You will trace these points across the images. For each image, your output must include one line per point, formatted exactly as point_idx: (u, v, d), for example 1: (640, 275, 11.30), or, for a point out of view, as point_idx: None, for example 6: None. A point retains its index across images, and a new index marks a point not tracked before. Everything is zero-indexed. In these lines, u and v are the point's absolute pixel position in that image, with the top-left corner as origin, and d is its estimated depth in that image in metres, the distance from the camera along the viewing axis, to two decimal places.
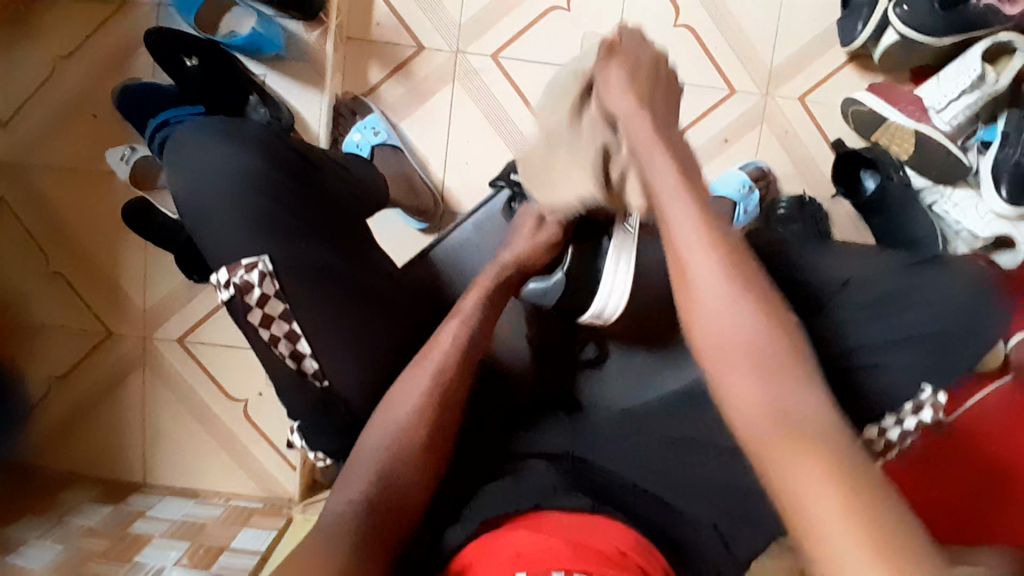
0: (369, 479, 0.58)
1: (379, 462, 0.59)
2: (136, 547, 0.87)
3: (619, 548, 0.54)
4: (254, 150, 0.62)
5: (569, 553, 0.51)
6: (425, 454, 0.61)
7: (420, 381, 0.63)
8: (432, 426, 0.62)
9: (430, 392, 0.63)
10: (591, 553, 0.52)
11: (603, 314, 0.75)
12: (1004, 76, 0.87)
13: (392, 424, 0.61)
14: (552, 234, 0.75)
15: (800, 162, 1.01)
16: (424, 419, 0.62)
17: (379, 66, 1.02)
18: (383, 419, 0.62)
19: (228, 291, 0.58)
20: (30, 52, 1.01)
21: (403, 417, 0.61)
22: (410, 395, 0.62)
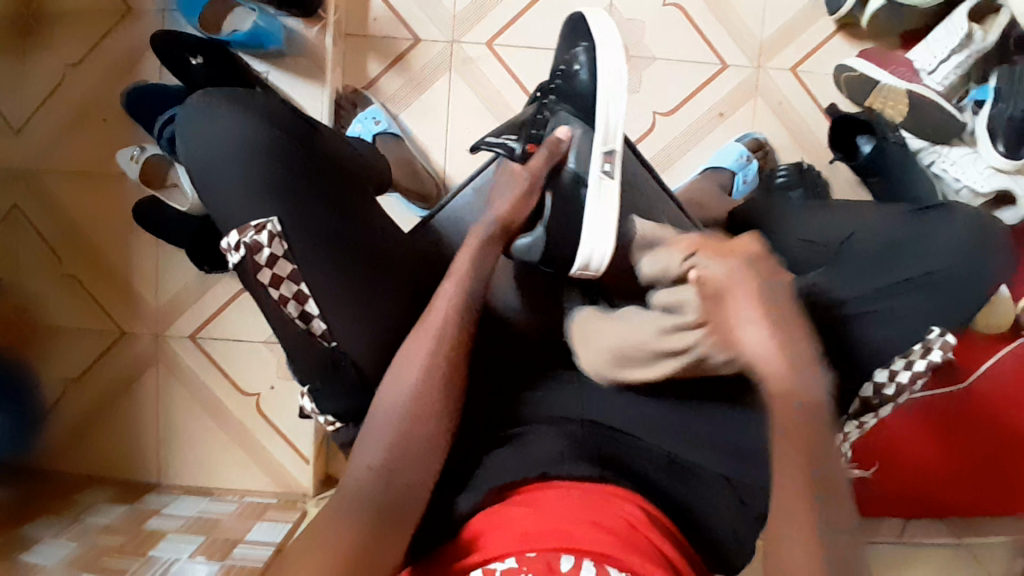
0: (387, 444, 0.59)
1: (389, 427, 0.60)
2: (151, 541, 0.87)
3: (627, 521, 0.55)
4: (261, 117, 0.64)
5: (583, 530, 0.52)
6: (435, 418, 0.61)
7: (424, 344, 0.63)
8: (440, 391, 0.62)
9: (433, 356, 0.63)
10: (603, 531, 0.52)
11: (591, 264, 0.74)
12: (992, 33, 0.88)
13: (401, 388, 0.61)
14: (523, 187, 0.74)
15: (796, 131, 1.02)
16: (432, 381, 0.62)
17: (377, 59, 1.04)
18: (393, 384, 0.62)
19: (239, 253, 0.61)
20: (41, 61, 1.04)
21: (410, 381, 0.61)
22: (417, 358, 0.62)
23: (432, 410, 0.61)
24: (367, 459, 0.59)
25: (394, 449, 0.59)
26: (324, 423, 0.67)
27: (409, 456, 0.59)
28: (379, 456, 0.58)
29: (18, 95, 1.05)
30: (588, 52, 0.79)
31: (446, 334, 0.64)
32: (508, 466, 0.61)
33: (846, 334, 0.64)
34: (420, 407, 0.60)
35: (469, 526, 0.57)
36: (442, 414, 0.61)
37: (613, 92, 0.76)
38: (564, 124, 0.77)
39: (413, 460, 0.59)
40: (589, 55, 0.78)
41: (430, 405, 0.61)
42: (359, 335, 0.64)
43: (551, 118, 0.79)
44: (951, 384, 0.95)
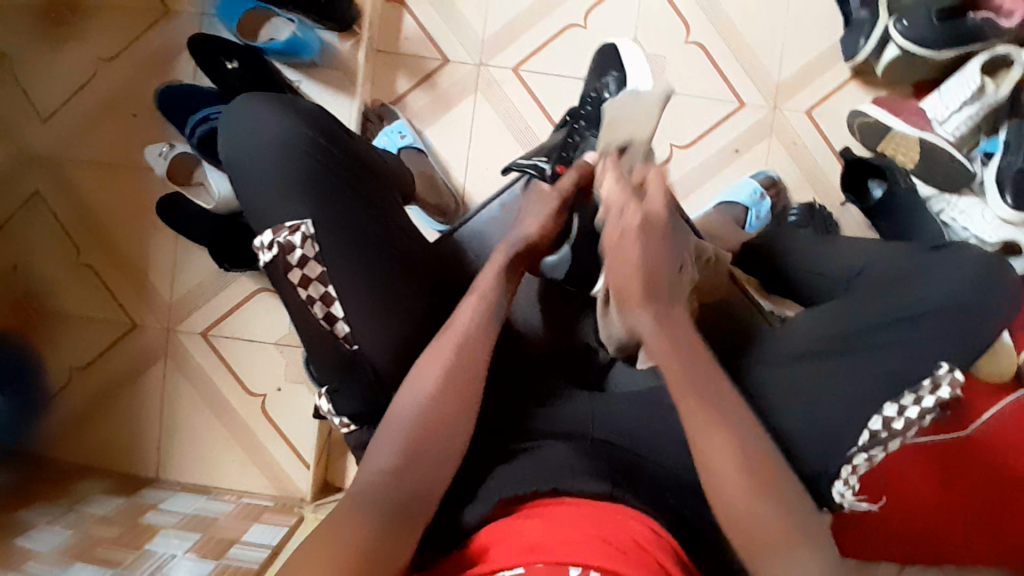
0: (402, 448, 0.59)
1: (407, 428, 0.60)
2: (147, 535, 0.87)
3: (635, 542, 0.54)
4: (300, 120, 0.67)
5: (591, 545, 0.51)
6: (450, 428, 0.61)
7: (446, 351, 0.64)
8: (459, 399, 0.62)
9: (454, 362, 0.63)
10: (608, 545, 0.52)
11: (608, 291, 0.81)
12: (1004, 87, 0.91)
13: (419, 391, 0.62)
14: (552, 208, 0.77)
15: (809, 172, 1.05)
16: (450, 387, 0.62)
17: (406, 76, 1.08)
18: (413, 387, 0.63)
19: (271, 252, 0.63)
20: (79, 56, 1.07)
21: (427, 387, 0.62)
22: (437, 362, 0.63)
23: (450, 415, 0.61)
24: (381, 459, 0.59)
25: (409, 450, 0.59)
26: (339, 426, 0.67)
27: (423, 458, 0.59)
28: (392, 457, 0.59)
29: (52, 85, 1.08)
30: (617, 82, 0.88)
31: (467, 342, 0.65)
32: (521, 476, 0.62)
33: (854, 367, 0.69)
34: (441, 411, 0.61)
35: (475, 539, 0.57)
36: (457, 420, 0.62)
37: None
38: (591, 146, 0.85)
39: (426, 465, 0.59)
40: (618, 84, 0.88)
41: (448, 409, 0.61)
42: (380, 338, 0.65)
43: (583, 139, 0.87)
44: (953, 431, 0.97)
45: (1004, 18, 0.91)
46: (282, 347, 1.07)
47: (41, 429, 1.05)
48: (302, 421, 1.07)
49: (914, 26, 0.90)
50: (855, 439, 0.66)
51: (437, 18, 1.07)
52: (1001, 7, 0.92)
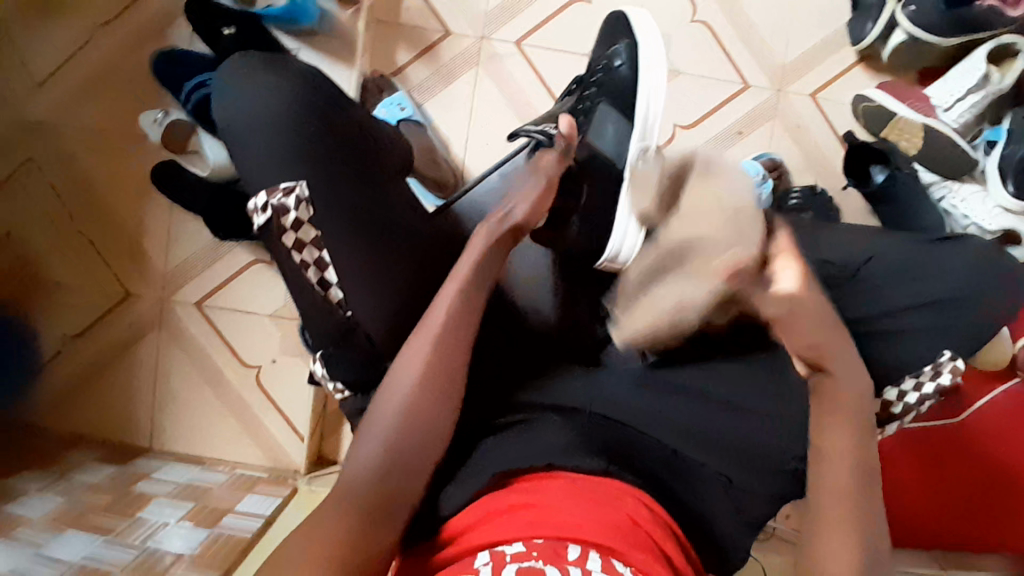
0: (378, 448, 0.58)
1: (386, 427, 0.58)
2: (139, 503, 0.87)
3: (631, 518, 0.55)
4: (291, 80, 0.66)
5: (592, 526, 0.52)
6: (428, 426, 0.59)
7: (423, 347, 0.62)
8: (436, 395, 0.60)
9: (433, 357, 0.61)
10: (607, 526, 0.52)
11: (618, 258, 0.79)
12: (1009, 76, 0.91)
13: (398, 390, 0.60)
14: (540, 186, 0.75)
15: (812, 156, 1.04)
16: (428, 383, 0.60)
17: (406, 48, 1.06)
18: (400, 370, 0.61)
19: (265, 215, 0.62)
20: (72, 18, 1.05)
21: (406, 389, 0.60)
22: (415, 360, 0.61)
23: (428, 408, 0.60)
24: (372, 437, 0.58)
25: (403, 423, 0.58)
26: (334, 391, 0.67)
27: (415, 427, 0.59)
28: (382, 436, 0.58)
29: (45, 49, 1.06)
30: (630, 49, 0.83)
31: (450, 329, 0.63)
32: (514, 453, 0.61)
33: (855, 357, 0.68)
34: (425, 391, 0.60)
35: (457, 523, 0.57)
36: (437, 412, 0.60)
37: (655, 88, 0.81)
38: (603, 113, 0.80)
39: (421, 438, 0.59)
40: (631, 52, 0.83)
41: (428, 405, 0.60)
42: (372, 305, 0.66)
43: (592, 109, 0.81)
44: (939, 418, 0.98)
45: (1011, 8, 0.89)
46: (277, 319, 1.06)
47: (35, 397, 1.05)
48: (296, 394, 1.07)
49: (922, 10, 0.90)
50: None
51: None
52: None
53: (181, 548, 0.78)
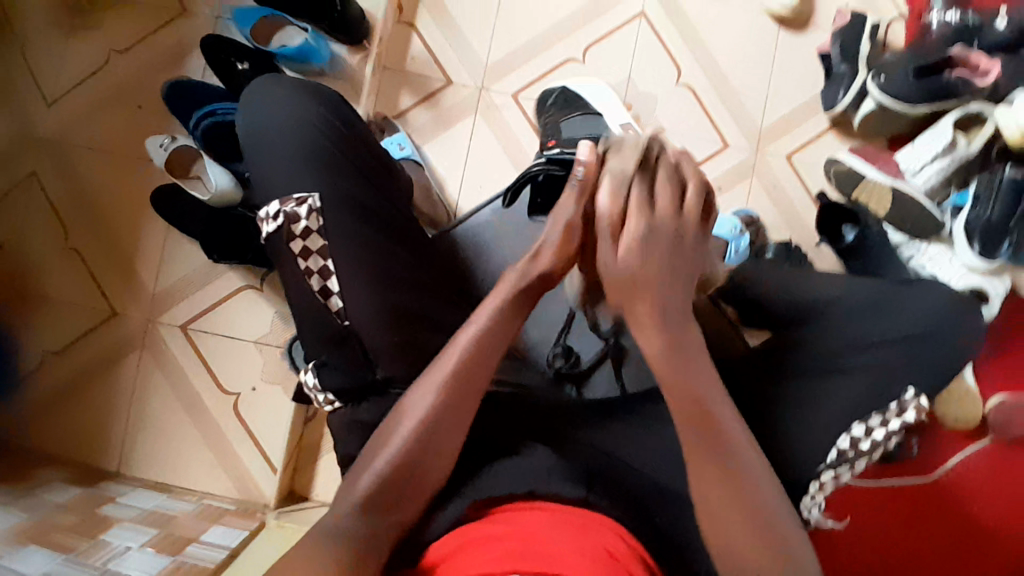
0: (387, 462, 0.57)
1: (398, 443, 0.57)
2: (102, 526, 0.83)
3: (609, 552, 0.52)
4: (311, 95, 0.75)
5: (569, 556, 0.49)
6: (441, 444, 0.58)
7: (447, 368, 0.59)
8: (454, 416, 0.59)
9: (455, 376, 0.59)
10: (585, 556, 0.50)
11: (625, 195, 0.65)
12: (976, 142, 0.96)
13: (417, 409, 0.58)
14: (560, 232, 0.60)
15: (787, 213, 1.09)
16: (448, 404, 0.58)
17: (409, 94, 1.12)
18: (421, 387, 0.59)
19: (276, 222, 0.68)
20: (90, 45, 1.10)
21: (423, 411, 0.58)
22: (435, 380, 0.59)
23: (445, 427, 0.58)
24: (389, 446, 0.58)
25: (414, 439, 0.57)
26: (324, 403, 0.69)
27: (436, 433, 0.58)
28: (400, 445, 0.57)
29: (60, 72, 1.10)
30: (560, 92, 1.03)
31: (476, 351, 0.59)
32: (498, 480, 0.62)
33: (833, 392, 0.72)
34: (443, 405, 0.58)
35: (459, 533, 0.56)
36: (453, 433, 0.59)
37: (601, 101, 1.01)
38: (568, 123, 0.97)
39: (438, 444, 0.58)
40: (562, 93, 1.03)
41: (445, 425, 0.58)
42: (369, 315, 0.68)
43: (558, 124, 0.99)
44: (915, 475, 0.99)
45: (979, 78, 0.96)
46: (261, 346, 1.06)
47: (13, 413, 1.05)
48: (273, 424, 1.05)
49: (890, 80, 0.99)
50: (825, 456, 0.70)
51: (443, 41, 1.12)
52: (977, 66, 0.96)
53: (137, 573, 0.73)
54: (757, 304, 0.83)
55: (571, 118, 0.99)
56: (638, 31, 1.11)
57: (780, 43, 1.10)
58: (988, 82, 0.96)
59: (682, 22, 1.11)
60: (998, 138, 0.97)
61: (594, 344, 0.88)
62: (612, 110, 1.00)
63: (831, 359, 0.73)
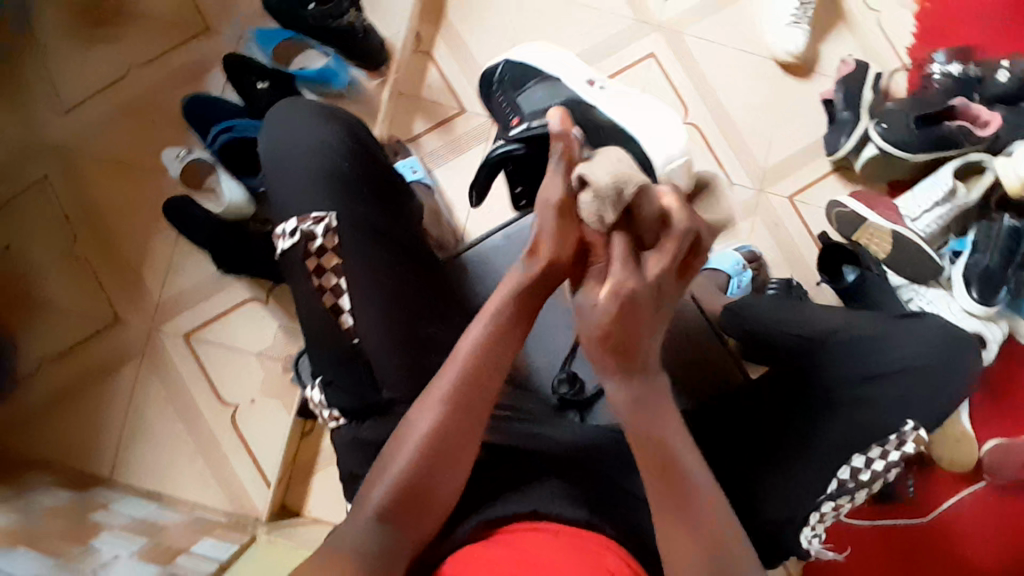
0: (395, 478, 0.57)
1: (404, 458, 0.58)
2: (93, 533, 0.82)
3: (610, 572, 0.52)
4: (333, 119, 0.77)
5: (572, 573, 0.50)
6: (448, 459, 0.58)
7: (449, 382, 0.59)
8: (461, 432, 0.58)
9: (457, 390, 0.59)
10: None
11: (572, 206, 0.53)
12: (974, 191, 1.00)
13: (422, 424, 0.58)
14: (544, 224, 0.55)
15: (788, 252, 1.11)
16: (454, 420, 0.58)
17: (423, 119, 1.15)
18: (427, 399, 0.59)
19: (294, 238, 0.70)
20: (114, 57, 1.13)
21: (427, 426, 0.58)
22: (439, 394, 0.59)
23: (453, 445, 0.58)
24: (398, 460, 0.58)
25: (421, 454, 0.58)
26: (327, 418, 0.70)
27: (445, 449, 0.58)
28: (408, 459, 0.58)
29: (82, 81, 1.13)
30: (507, 66, 0.97)
31: (479, 358, 0.59)
32: (502, 499, 0.62)
33: (838, 427, 0.72)
34: (450, 416, 0.58)
35: (457, 557, 0.55)
36: (462, 449, 0.59)
37: (556, 61, 0.97)
38: (524, 93, 0.95)
39: (447, 458, 0.58)
40: (510, 65, 0.97)
41: (452, 441, 0.58)
42: (381, 335, 0.70)
43: (513, 99, 0.95)
44: (909, 516, 0.99)
45: (980, 128, 0.99)
46: (263, 359, 1.06)
47: (9, 413, 1.05)
48: (270, 438, 1.05)
49: (892, 128, 1.02)
50: (824, 487, 0.71)
51: (458, 70, 1.15)
52: (977, 117, 1.00)
53: None
54: (757, 339, 0.84)
55: (529, 88, 0.95)
56: (648, 69, 1.14)
57: (785, 87, 1.14)
58: (989, 133, 0.99)
59: (689, 63, 1.14)
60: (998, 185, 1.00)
61: (596, 373, 0.87)
62: (570, 70, 0.96)
63: (832, 394, 0.74)
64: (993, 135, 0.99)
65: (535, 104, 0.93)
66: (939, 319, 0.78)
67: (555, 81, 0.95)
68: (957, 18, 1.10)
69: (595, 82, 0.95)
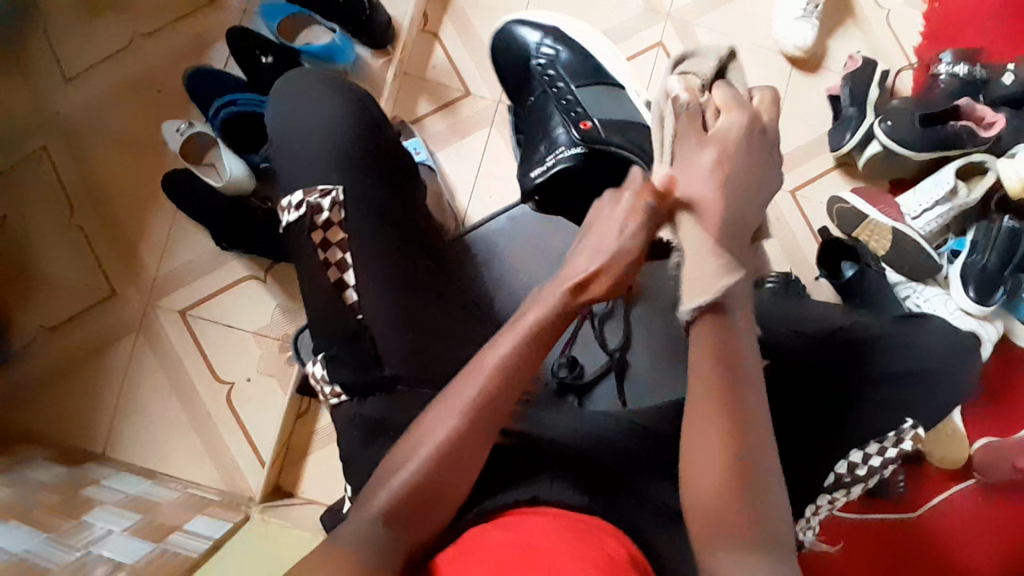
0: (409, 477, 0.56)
1: (419, 458, 0.57)
2: (85, 508, 0.81)
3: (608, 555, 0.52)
4: (341, 98, 0.76)
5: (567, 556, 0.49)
6: (463, 459, 0.58)
7: (469, 388, 0.59)
8: (475, 432, 0.58)
9: (479, 397, 0.58)
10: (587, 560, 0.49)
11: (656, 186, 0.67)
12: (975, 191, 1.01)
13: (439, 427, 0.58)
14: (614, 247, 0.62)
15: (789, 246, 1.12)
16: (472, 425, 0.58)
17: (428, 101, 1.13)
18: (445, 406, 0.59)
19: (299, 211, 0.70)
20: (113, 26, 1.10)
21: (445, 432, 0.58)
22: (458, 399, 0.59)
23: (468, 446, 0.58)
24: (414, 462, 0.57)
25: (437, 456, 0.57)
26: (330, 395, 0.68)
27: (461, 449, 0.58)
28: (425, 462, 0.57)
29: (80, 49, 1.10)
30: (553, 40, 0.95)
31: (504, 372, 0.59)
32: (504, 485, 0.62)
33: (841, 427, 0.73)
34: (470, 424, 0.58)
35: (457, 544, 0.55)
36: (478, 448, 0.58)
37: (604, 46, 0.96)
38: (581, 86, 0.92)
39: (462, 456, 0.58)
40: (555, 38, 0.95)
41: (467, 441, 0.58)
42: (385, 314, 0.69)
43: (572, 89, 0.92)
44: (899, 511, 1.01)
45: (984, 129, 1.00)
46: (260, 338, 1.05)
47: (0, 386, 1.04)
48: (266, 418, 1.04)
49: (896, 126, 1.02)
50: (822, 480, 0.72)
51: (464, 52, 1.14)
52: (982, 119, 1.01)
53: (117, 558, 0.70)
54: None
55: (589, 86, 0.92)
56: (655, 58, 1.14)
57: (792, 82, 1.14)
58: (992, 134, 1.00)
59: None
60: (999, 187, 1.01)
61: (597, 357, 0.90)
62: (632, 82, 0.93)
63: (832, 389, 0.74)
64: (996, 136, 1.00)
65: (602, 108, 0.90)
66: (941, 323, 0.79)
67: (616, 88, 0.92)
68: (962, 24, 1.11)
69: (652, 105, 0.94)
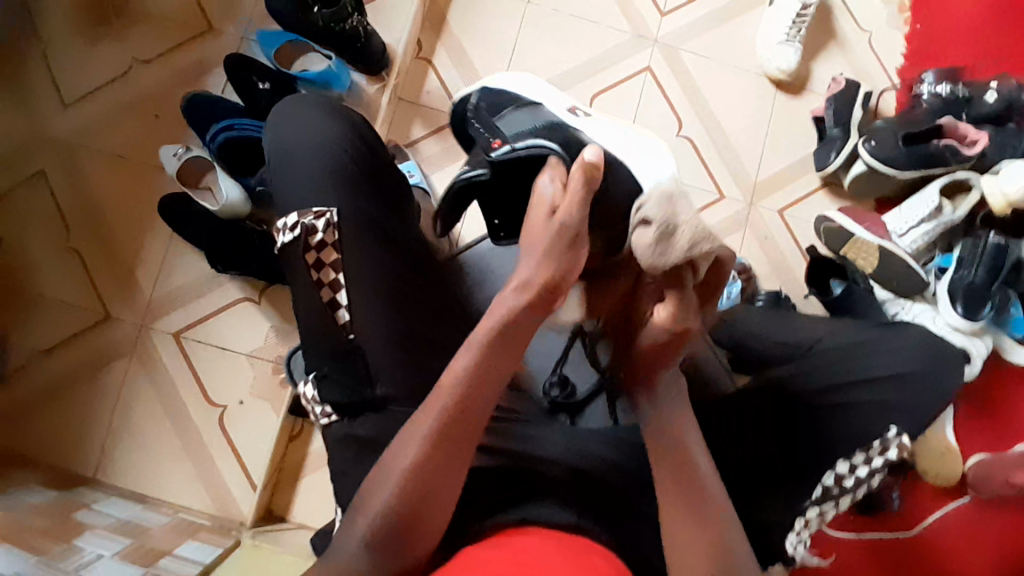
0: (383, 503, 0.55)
1: (389, 483, 0.56)
2: (74, 532, 0.80)
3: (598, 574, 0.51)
4: (331, 118, 0.77)
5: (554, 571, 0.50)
6: (432, 480, 0.56)
7: (435, 409, 0.57)
8: (447, 455, 0.56)
9: (444, 416, 0.56)
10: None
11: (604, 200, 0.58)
12: (961, 209, 1.03)
13: (407, 450, 0.56)
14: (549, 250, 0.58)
15: (777, 263, 1.13)
16: (439, 446, 0.56)
17: (421, 125, 1.15)
18: (411, 432, 0.57)
19: (294, 233, 0.71)
20: (111, 53, 1.13)
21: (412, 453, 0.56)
22: (425, 419, 0.57)
23: (441, 468, 0.56)
24: (384, 490, 0.56)
25: (408, 480, 0.55)
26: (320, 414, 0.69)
27: (432, 472, 0.56)
28: (394, 491, 0.55)
29: (79, 75, 1.12)
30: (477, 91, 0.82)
31: (469, 388, 0.57)
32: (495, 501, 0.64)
33: (833, 437, 0.72)
34: (437, 447, 0.56)
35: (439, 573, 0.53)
36: (452, 471, 0.57)
37: (536, 83, 0.82)
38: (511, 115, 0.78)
39: (436, 482, 0.56)
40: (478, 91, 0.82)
41: (441, 464, 0.56)
42: (378, 331, 0.70)
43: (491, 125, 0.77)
44: (896, 528, 1.00)
45: (966, 147, 1.03)
46: (253, 359, 1.05)
47: None
48: (259, 440, 1.03)
49: (880, 145, 1.05)
50: (812, 493, 0.70)
51: (457, 77, 1.16)
52: (964, 136, 1.04)
53: None
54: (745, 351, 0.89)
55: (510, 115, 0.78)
56: (642, 83, 1.16)
57: (777, 104, 1.16)
58: (976, 151, 1.03)
59: (685, 78, 1.17)
60: (982, 205, 1.04)
61: (589, 375, 0.86)
62: (551, 95, 0.79)
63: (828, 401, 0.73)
64: (979, 153, 1.02)
65: (517, 125, 0.75)
66: (922, 330, 0.79)
67: (538, 106, 0.78)
68: (943, 42, 1.14)
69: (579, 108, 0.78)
